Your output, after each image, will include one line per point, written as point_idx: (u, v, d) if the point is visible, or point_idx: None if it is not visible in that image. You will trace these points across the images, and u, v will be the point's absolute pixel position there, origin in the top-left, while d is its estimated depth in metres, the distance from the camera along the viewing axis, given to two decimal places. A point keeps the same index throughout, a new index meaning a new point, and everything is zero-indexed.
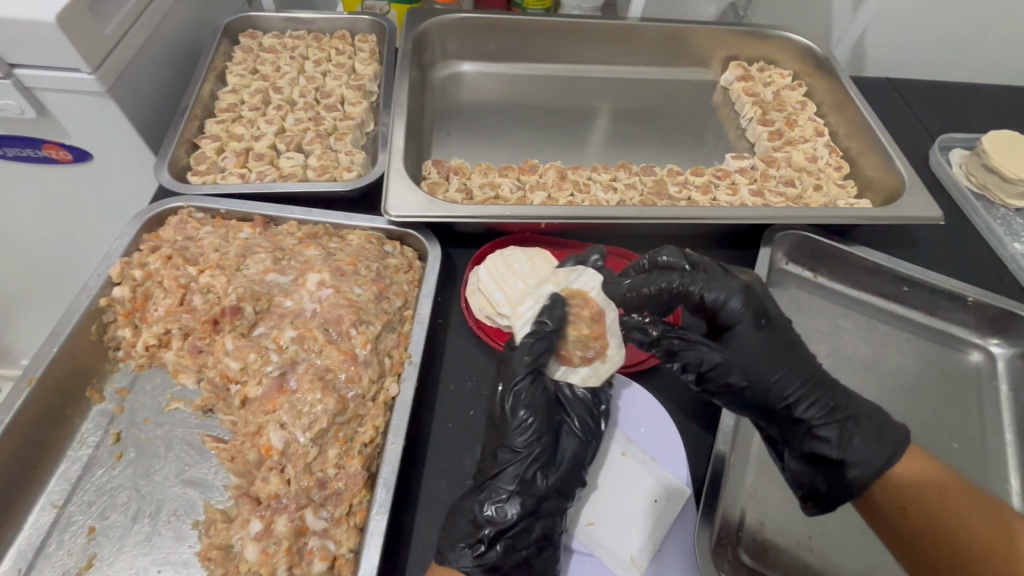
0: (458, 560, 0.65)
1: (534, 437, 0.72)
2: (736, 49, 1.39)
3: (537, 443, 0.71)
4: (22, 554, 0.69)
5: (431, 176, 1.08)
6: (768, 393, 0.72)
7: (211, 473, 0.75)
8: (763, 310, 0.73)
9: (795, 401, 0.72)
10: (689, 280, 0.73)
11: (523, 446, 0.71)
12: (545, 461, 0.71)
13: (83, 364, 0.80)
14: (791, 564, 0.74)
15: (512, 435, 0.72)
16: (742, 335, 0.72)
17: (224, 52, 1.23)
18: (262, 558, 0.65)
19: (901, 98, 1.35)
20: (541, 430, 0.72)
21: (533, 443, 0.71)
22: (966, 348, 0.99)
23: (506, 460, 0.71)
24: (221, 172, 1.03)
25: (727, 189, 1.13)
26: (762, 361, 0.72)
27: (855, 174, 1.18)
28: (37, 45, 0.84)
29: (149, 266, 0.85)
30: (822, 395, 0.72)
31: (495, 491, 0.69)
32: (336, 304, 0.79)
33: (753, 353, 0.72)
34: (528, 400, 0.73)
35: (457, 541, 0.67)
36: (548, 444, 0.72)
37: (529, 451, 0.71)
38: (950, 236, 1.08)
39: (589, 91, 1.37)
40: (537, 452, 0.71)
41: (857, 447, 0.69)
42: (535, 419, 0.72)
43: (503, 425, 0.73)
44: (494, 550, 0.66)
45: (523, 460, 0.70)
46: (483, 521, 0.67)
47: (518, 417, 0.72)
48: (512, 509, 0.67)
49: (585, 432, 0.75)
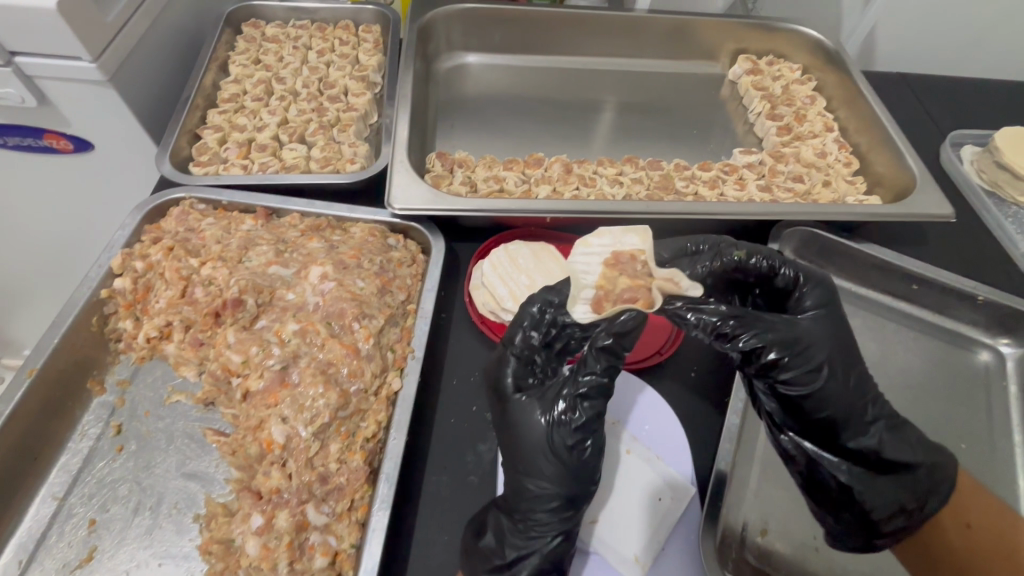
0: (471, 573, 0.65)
1: (534, 460, 0.65)
2: (745, 42, 1.37)
3: (580, 453, 0.64)
4: (22, 546, 0.68)
5: (435, 169, 1.07)
6: (840, 406, 0.68)
7: (212, 466, 0.75)
8: (837, 308, 0.72)
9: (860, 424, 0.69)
10: (766, 258, 0.72)
11: (524, 470, 0.65)
12: (586, 479, 0.65)
13: (83, 355, 0.80)
14: (795, 564, 0.73)
15: (551, 453, 0.64)
16: (824, 327, 0.69)
17: (227, 41, 1.22)
18: (264, 553, 0.64)
19: (912, 94, 1.33)
20: (587, 431, 0.65)
21: (579, 455, 0.64)
22: (975, 348, 0.97)
23: (546, 481, 0.64)
24: (223, 163, 1.02)
25: (735, 184, 1.12)
26: (845, 364, 0.69)
27: (865, 169, 1.16)
28: (37, 33, 0.83)
29: (150, 258, 0.84)
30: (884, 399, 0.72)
31: (538, 519, 0.64)
32: (339, 297, 0.78)
33: (832, 338, 0.69)
34: (569, 395, 0.65)
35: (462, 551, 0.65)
36: (549, 461, 0.64)
37: (575, 467, 0.64)
38: (960, 234, 1.07)
39: (595, 84, 1.35)
40: (581, 466, 0.64)
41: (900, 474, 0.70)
42: (527, 441, 0.66)
43: (529, 450, 0.65)
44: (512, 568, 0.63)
45: (564, 480, 0.64)
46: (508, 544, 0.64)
47: (555, 427, 0.65)
48: (557, 538, 0.64)
49: (583, 435, 0.64)
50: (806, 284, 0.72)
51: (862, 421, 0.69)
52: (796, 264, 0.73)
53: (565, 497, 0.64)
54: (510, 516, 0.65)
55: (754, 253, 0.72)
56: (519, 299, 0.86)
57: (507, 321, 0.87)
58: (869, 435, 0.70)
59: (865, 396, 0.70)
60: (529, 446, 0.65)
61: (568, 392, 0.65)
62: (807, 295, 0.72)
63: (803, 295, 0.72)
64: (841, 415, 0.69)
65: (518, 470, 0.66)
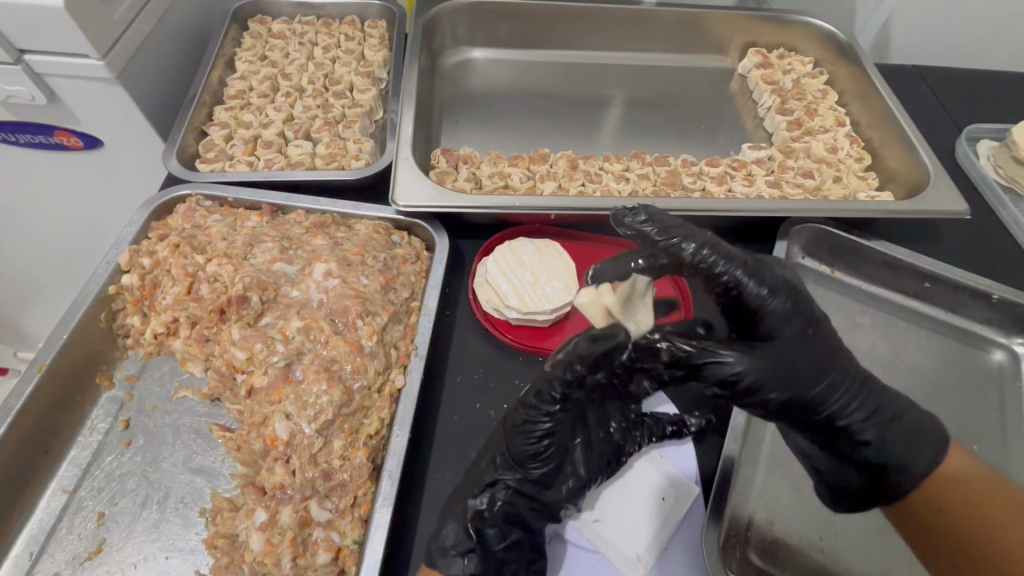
0: (449, 568, 0.63)
1: (502, 442, 0.67)
2: (756, 35, 1.34)
3: (549, 447, 0.66)
4: (34, 538, 0.70)
5: (440, 165, 1.06)
6: (804, 384, 0.62)
7: (218, 461, 0.76)
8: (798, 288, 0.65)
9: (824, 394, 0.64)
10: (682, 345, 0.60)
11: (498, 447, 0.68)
12: (544, 475, 0.67)
13: (93, 350, 0.81)
14: (802, 566, 0.72)
15: (516, 443, 0.65)
16: (793, 310, 0.63)
17: (233, 38, 1.22)
18: (267, 548, 0.65)
19: (928, 87, 1.30)
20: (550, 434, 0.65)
21: (545, 450, 0.66)
22: (989, 347, 0.95)
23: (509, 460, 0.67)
24: (229, 160, 1.03)
25: (743, 180, 1.10)
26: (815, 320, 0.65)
27: (877, 165, 1.14)
28: (46, 31, 0.84)
29: (157, 254, 0.85)
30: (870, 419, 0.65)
31: (489, 488, 0.67)
32: (343, 294, 0.79)
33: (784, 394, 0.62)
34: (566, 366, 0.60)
35: (449, 548, 0.64)
36: (511, 447, 0.66)
37: (539, 460, 0.66)
38: (975, 231, 1.04)
39: (602, 78, 1.33)
40: (545, 463, 0.67)
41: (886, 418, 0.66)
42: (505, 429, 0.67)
43: (507, 433, 0.66)
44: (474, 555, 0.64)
45: (528, 468, 0.66)
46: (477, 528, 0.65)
47: (526, 414, 0.64)
48: (511, 533, 0.66)
49: (545, 434, 0.64)
50: (752, 275, 0.63)
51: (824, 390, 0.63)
52: (738, 254, 0.64)
53: (523, 485, 0.67)
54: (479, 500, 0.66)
55: (673, 232, 0.64)
56: (523, 296, 0.86)
57: (511, 319, 0.87)
58: (847, 402, 0.65)
59: (836, 349, 0.65)
60: (503, 428, 0.68)
61: (576, 362, 0.59)
62: (756, 289, 0.63)
63: (749, 292, 0.63)
64: (811, 391, 0.63)
65: (491, 449, 0.70)
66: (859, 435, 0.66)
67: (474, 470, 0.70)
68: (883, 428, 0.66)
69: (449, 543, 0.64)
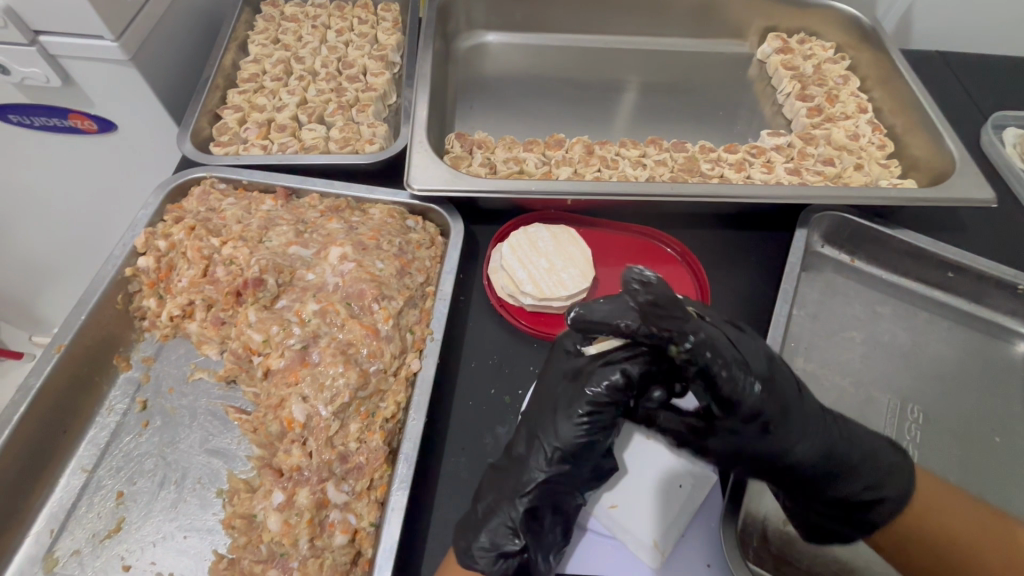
0: (486, 563, 0.63)
1: (556, 432, 0.67)
2: (776, 19, 1.31)
3: (595, 434, 0.66)
4: (54, 516, 0.71)
5: (455, 149, 1.05)
6: (770, 453, 0.64)
7: (234, 443, 0.76)
8: (768, 373, 0.63)
9: (792, 459, 0.64)
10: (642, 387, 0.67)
11: (547, 438, 0.67)
12: (585, 467, 0.67)
13: (110, 332, 0.81)
14: (820, 558, 0.71)
15: (575, 429, 0.66)
16: (768, 400, 0.61)
17: (246, 21, 1.21)
18: (285, 529, 0.65)
19: (952, 74, 1.27)
20: (602, 426, 0.66)
21: (590, 441, 0.66)
22: (1012, 339, 0.93)
23: (561, 450, 0.66)
24: (243, 143, 1.02)
25: (763, 167, 1.08)
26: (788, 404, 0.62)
27: (900, 152, 1.11)
28: (61, 11, 0.83)
29: (173, 237, 0.84)
30: (844, 480, 0.66)
31: (535, 482, 0.65)
32: (359, 278, 0.78)
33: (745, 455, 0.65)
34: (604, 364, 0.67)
35: (487, 546, 0.63)
36: (568, 435, 0.66)
37: (585, 450, 0.67)
38: (1001, 221, 1.02)
39: (618, 63, 1.31)
40: (591, 453, 0.67)
41: (857, 469, 0.66)
42: (557, 418, 0.67)
43: (551, 417, 0.68)
44: (513, 550, 0.63)
45: (574, 458, 0.66)
46: (516, 523, 0.64)
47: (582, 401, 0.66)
48: (545, 524, 0.66)
49: (600, 423, 0.66)
50: (728, 368, 0.58)
51: (789, 461, 0.64)
52: (722, 347, 0.59)
53: (569, 477, 0.67)
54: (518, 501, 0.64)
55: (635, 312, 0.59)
56: (539, 282, 0.85)
57: (526, 305, 0.86)
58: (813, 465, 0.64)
59: (809, 420, 0.64)
60: (554, 413, 0.68)
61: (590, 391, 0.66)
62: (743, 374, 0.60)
63: (725, 387, 0.59)
64: (773, 462, 0.65)
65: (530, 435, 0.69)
66: (833, 488, 0.66)
67: (506, 463, 0.69)
68: (846, 484, 0.66)
69: (484, 538, 0.64)
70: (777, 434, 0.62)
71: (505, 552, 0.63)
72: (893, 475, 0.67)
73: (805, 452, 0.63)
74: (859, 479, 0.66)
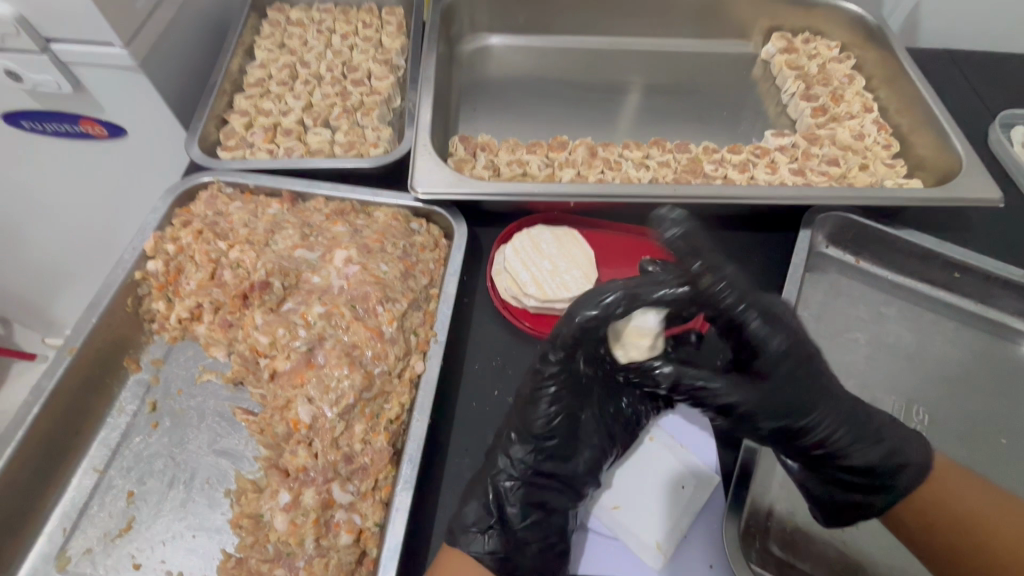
0: (473, 545, 0.64)
1: (522, 417, 0.68)
2: (780, 19, 1.31)
3: (558, 414, 0.68)
4: (67, 515, 0.72)
5: (458, 152, 1.06)
6: (793, 411, 0.62)
7: (241, 444, 0.77)
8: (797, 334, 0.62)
9: (812, 421, 0.63)
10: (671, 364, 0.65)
11: (517, 425, 0.69)
12: (557, 451, 0.69)
13: (121, 334, 0.83)
14: (824, 559, 0.71)
15: (539, 412, 0.67)
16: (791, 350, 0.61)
17: (253, 26, 1.22)
18: (291, 528, 0.66)
19: (960, 72, 1.26)
20: (563, 406, 0.68)
21: (552, 422, 0.67)
22: (1019, 340, 0.92)
23: (527, 433, 0.68)
24: (250, 147, 1.03)
25: (767, 168, 1.08)
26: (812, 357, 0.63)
27: (905, 153, 1.11)
28: (72, 20, 0.85)
29: (181, 241, 0.86)
30: (863, 449, 0.64)
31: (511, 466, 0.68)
32: (363, 281, 0.79)
33: (768, 409, 0.62)
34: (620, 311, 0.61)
35: (470, 525, 0.66)
36: (535, 419, 0.67)
37: (551, 433, 0.68)
38: (1009, 221, 1.01)
39: (622, 65, 1.31)
40: (555, 437, 0.68)
41: (874, 441, 0.65)
42: (525, 404, 0.68)
43: (521, 400, 0.69)
44: (495, 534, 0.65)
45: (537, 440, 0.68)
46: (498, 506, 0.66)
47: (541, 380, 0.67)
48: (531, 513, 0.67)
49: (562, 405, 0.68)
50: (756, 311, 0.59)
51: (813, 419, 0.63)
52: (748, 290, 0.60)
53: (542, 465, 0.68)
54: (497, 485, 0.67)
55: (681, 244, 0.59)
56: (542, 284, 0.85)
57: (529, 307, 0.86)
58: (833, 432, 0.63)
59: (829, 381, 0.64)
60: (520, 399, 0.69)
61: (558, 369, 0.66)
62: (767, 325, 0.60)
63: (752, 328, 0.60)
64: (799, 423, 0.63)
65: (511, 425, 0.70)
66: (850, 458, 0.65)
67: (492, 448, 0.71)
68: (871, 450, 0.64)
69: (469, 520, 0.66)
70: (799, 388, 0.62)
71: (484, 533, 0.65)
72: (911, 442, 0.67)
73: (829, 409, 0.63)
74: (880, 452, 0.65)
